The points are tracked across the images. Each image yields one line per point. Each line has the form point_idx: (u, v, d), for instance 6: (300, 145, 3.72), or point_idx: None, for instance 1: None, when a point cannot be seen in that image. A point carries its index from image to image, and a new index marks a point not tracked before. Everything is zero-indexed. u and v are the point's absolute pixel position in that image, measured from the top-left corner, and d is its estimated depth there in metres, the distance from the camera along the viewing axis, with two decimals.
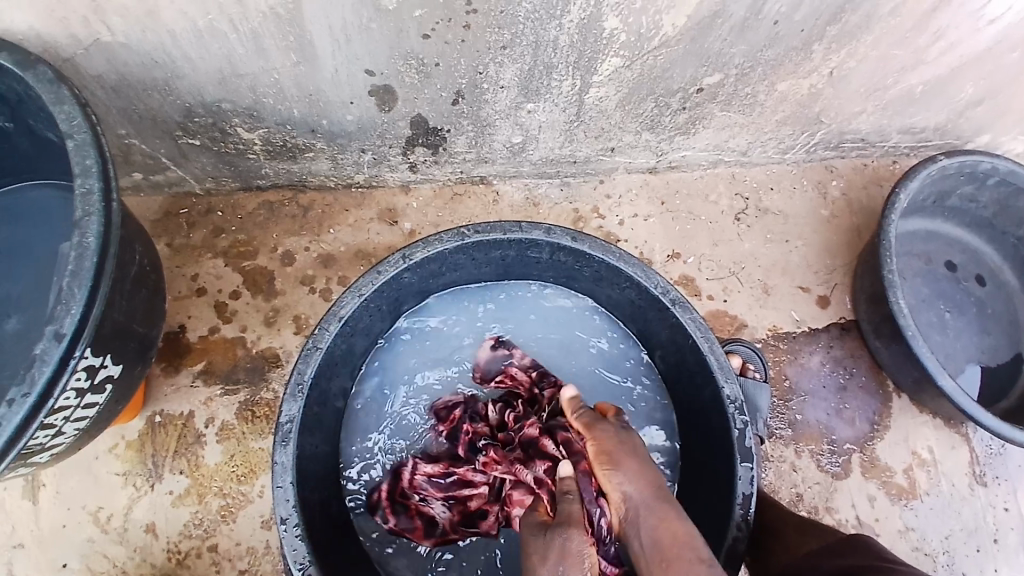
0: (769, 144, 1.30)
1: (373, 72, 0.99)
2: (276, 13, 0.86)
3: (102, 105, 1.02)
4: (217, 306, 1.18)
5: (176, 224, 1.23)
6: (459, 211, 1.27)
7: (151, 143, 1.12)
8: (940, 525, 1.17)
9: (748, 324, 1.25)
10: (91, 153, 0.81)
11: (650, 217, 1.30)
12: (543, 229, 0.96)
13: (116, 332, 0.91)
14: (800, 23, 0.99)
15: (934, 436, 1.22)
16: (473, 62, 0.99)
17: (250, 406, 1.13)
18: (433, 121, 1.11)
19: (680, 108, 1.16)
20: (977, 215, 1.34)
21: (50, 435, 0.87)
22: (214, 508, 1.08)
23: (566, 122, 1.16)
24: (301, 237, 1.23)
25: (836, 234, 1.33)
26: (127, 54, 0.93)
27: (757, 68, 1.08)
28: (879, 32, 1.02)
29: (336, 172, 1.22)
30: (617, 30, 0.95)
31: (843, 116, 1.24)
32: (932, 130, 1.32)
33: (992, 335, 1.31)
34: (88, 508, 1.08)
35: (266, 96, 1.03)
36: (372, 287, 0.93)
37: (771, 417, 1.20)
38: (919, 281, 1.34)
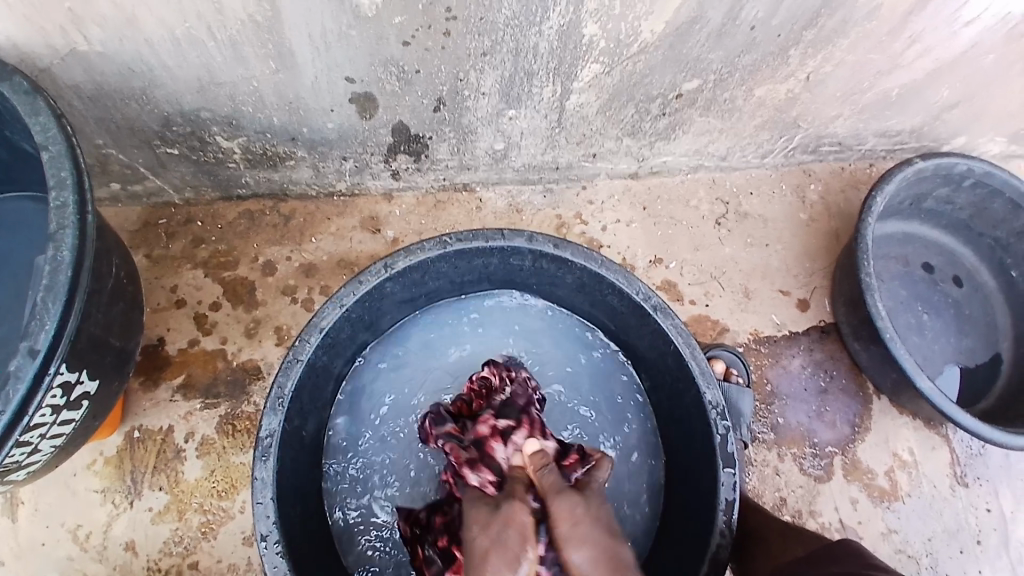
0: (748, 149, 1.32)
1: (354, 78, 0.99)
2: (254, 21, 0.86)
3: (78, 115, 1.01)
4: (196, 318, 1.16)
5: (154, 234, 1.21)
6: (442, 218, 1.27)
7: (129, 153, 1.11)
8: (922, 527, 1.18)
9: (731, 328, 1.26)
10: (66, 164, 0.80)
11: (632, 222, 1.31)
12: (525, 236, 0.96)
13: (92, 346, 0.90)
14: (777, 28, 1.00)
15: (914, 438, 1.24)
16: (454, 69, 0.99)
17: (231, 420, 1.11)
18: (414, 129, 1.11)
19: (660, 113, 1.17)
20: (952, 218, 1.37)
21: (27, 453, 0.85)
22: (194, 524, 1.06)
23: (547, 129, 1.17)
24: (282, 247, 1.22)
25: (815, 238, 1.35)
26: (104, 64, 0.92)
27: (735, 73, 1.09)
28: (855, 36, 1.04)
29: (318, 179, 1.22)
30: (597, 37, 0.96)
31: (821, 121, 1.26)
32: (908, 133, 1.34)
33: (969, 336, 1.33)
34: (67, 525, 1.06)
35: (245, 104, 1.02)
36: (354, 297, 0.93)
37: (754, 421, 1.21)
38: (897, 283, 1.36)
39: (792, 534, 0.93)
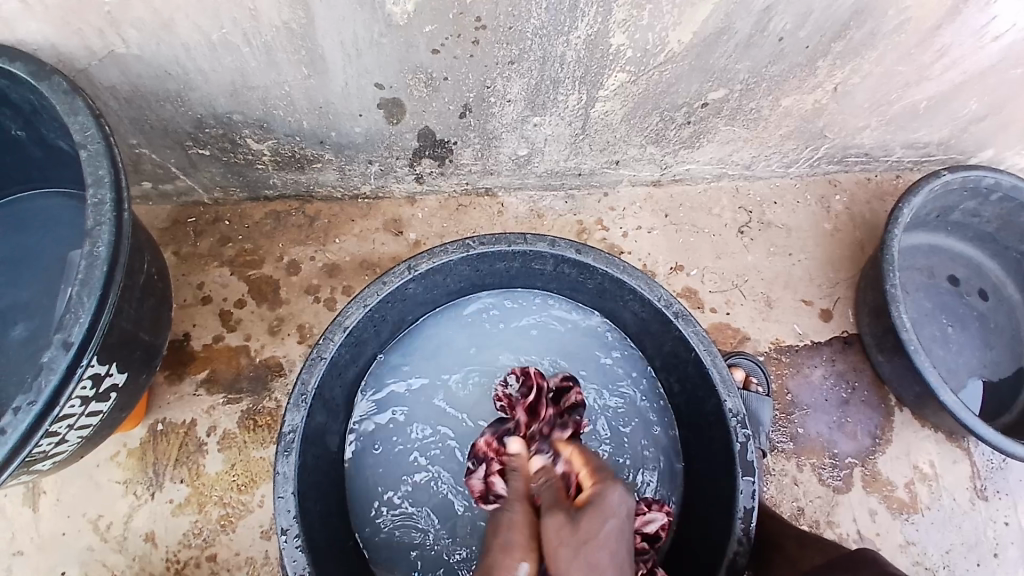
0: (773, 158, 1.31)
1: (383, 85, 1.00)
2: (288, 28, 0.88)
3: (113, 115, 1.04)
4: (222, 315, 1.19)
5: (183, 232, 1.23)
6: (465, 222, 1.28)
7: (161, 152, 1.13)
8: (941, 540, 1.17)
9: (751, 337, 1.26)
10: (104, 164, 0.82)
11: (654, 229, 1.31)
12: (547, 241, 0.97)
13: (123, 341, 0.92)
14: (805, 40, 1.00)
15: (935, 450, 1.22)
16: (481, 76, 1.00)
17: (252, 415, 1.13)
18: (439, 134, 1.13)
19: (685, 122, 1.17)
20: (979, 230, 1.35)
21: (55, 442, 0.88)
22: (214, 517, 1.08)
23: (571, 136, 1.17)
24: (306, 247, 1.23)
25: (838, 248, 1.34)
26: (139, 66, 0.94)
27: (761, 84, 1.09)
28: (884, 48, 1.03)
29: (343, 182, 1.23)
30: (624, 46, 0.96)
31: (847, 131, 1.25)
32: (936, 145, 1.32)
33: (994, 350, 1.32)
34: (88, 516, 1.08)
35: (276, 107, 1.04)
36: (378, 297, 0.94)
37: (773, 430, 1.21)
38: (921, 295, 1.34)
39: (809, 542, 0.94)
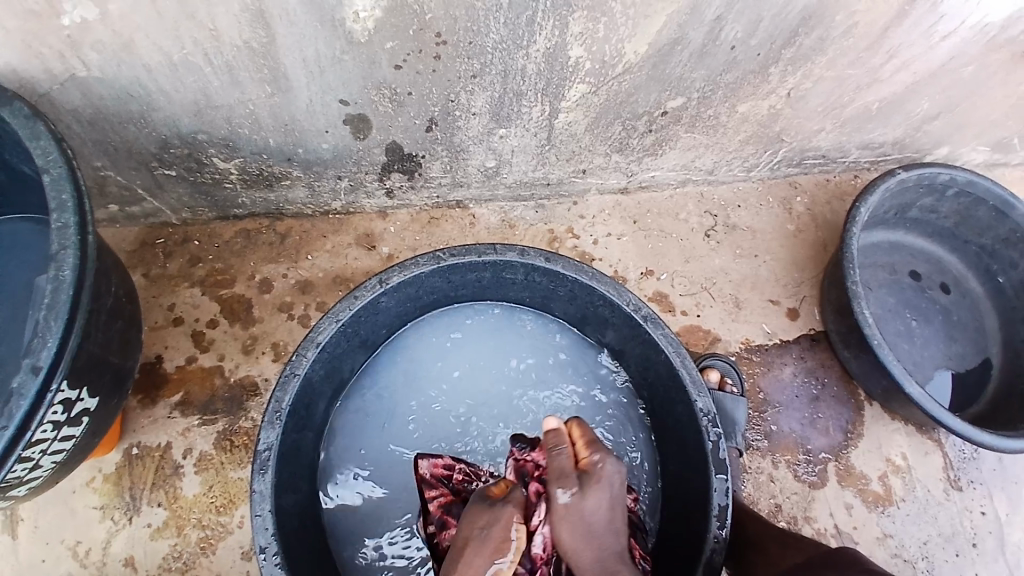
0: (734, 163, 1.35)
1: (348, 101, 1.02)
2: (251, 47, 0.89)
3: (78, 138, 1.03)
4: (194, 335, 1.18)
5: (152, 254, 1.23)
6: (437, 235, 1.29)
7: (126, 174, 1.13)
8: (917, 531, 1.20)
9: (722, 338, 1.29)
10: (67, 187, 0.82)
11: (623, 235, 1.34)
12: (516, 251, 0.98)
13: (92, 364, 0.91)
14: (756, 47, 1.04)
15: (907, 443, 1.26)
16: (445, 90, 1.02)
17: (228, 436, 1.13)
18: (408, 148, 1.14)
19: (647, 130, 1.20)
20: (936, 226, 1.40)
21: (26, 468, 0.86)
22: (193, 540, 1.07)
23: (537, 147, 1.20)
24: (279, 264, 1.24)
25: (802, 248, 1.38)
26: (102, 88, 0.94)
27: (718, 91, 1.13)
28: (833, 53, 1.08)
29: (313, 199, 1.24)
30: (582, 59, 0.99)
31: (804, 135, 1.30)
32: (891, 145, 1.38)
33: (957, 342, 1.36)
34: (66, 541, 1.07)
35: (242, 126, 1.05)
36: (349, 311, 0.94)
37: (747, 429, 1.23)
38: (884, 291, 1.39)
39: (790, 542, 0.96)
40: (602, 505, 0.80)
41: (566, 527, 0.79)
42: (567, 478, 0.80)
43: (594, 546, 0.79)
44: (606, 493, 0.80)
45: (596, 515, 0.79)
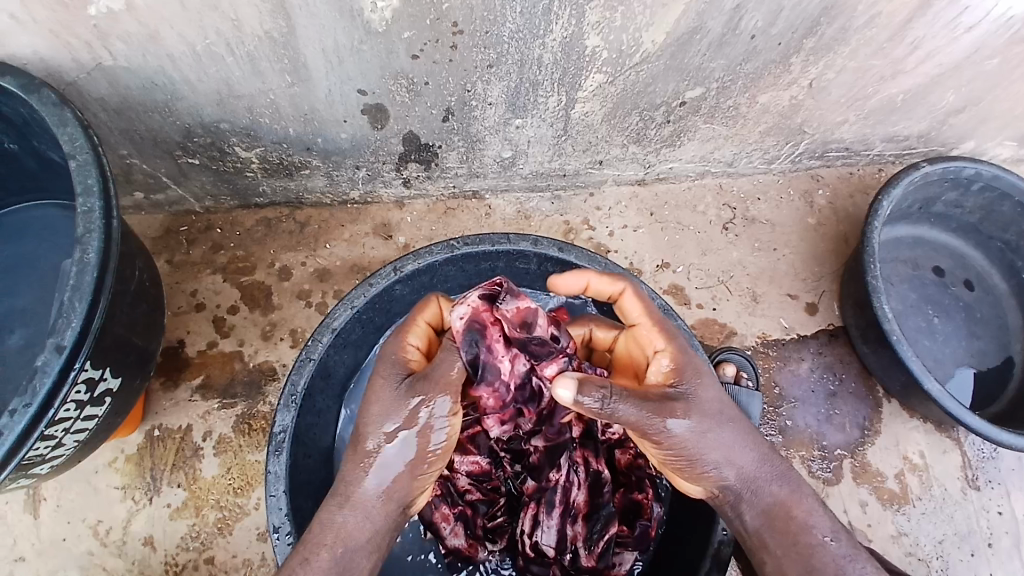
0: (754, 155, 1.34)
1: (366, 91, 1.03)
2: (271, 37, 0.90)
3: (104, 127, 1.06)
4: (215, 321, 1.21)
5: (175, 241, 1.26)
6: (453, 224, 1.30)
7: (151, 162, 1.15)
8: (934, 530, 1.18)
9: (738, 331, 1.28)
10: (93, 173, 0.84)
11: (639, 228, 1.33)
12: (530, 240, 0.99)
13: (116, 345, 0.93)
14: (776, 36, 1.02)
15: (925, 441, 1.24)
16: (461, 80, 1.02)
17: (247, 419, 1.15)
18: (424, 138, 1.15)
19: (664, 121, 1.19)
20: (962, 221, 1.37)
21: (51, 445, 0.89)
22: (211, 520, 1.10)
23: (554, 138, 1.20)
24: (298, 253, 1.26)
25: (823, 242, 1.36)
26: (129, 78, 0.96)
27: (737, 81, 1.11)
28: (855, 43, 1.06)
29: (332, 188, 1.26)
30: (599, 48, 0.99)
31: (826, 126, 1.28)
32: (916, 137, 1.35)
33: (980, 339, 1.33)
34: (88, 521, 1.10)
35: (263, 116, 1.06)
36: (364, 298, 0.95)
37: (762, 423, 1.22)
38: (906, 286, 1.36)
39: None
40: (720, 401, 0.75)
41: (710, 441, 0.73)
42: (668, 405, 0.71)
43: (744, 445, 0.75)
44: (706, 388, 0.74)
45: (724, 417, 0.74)
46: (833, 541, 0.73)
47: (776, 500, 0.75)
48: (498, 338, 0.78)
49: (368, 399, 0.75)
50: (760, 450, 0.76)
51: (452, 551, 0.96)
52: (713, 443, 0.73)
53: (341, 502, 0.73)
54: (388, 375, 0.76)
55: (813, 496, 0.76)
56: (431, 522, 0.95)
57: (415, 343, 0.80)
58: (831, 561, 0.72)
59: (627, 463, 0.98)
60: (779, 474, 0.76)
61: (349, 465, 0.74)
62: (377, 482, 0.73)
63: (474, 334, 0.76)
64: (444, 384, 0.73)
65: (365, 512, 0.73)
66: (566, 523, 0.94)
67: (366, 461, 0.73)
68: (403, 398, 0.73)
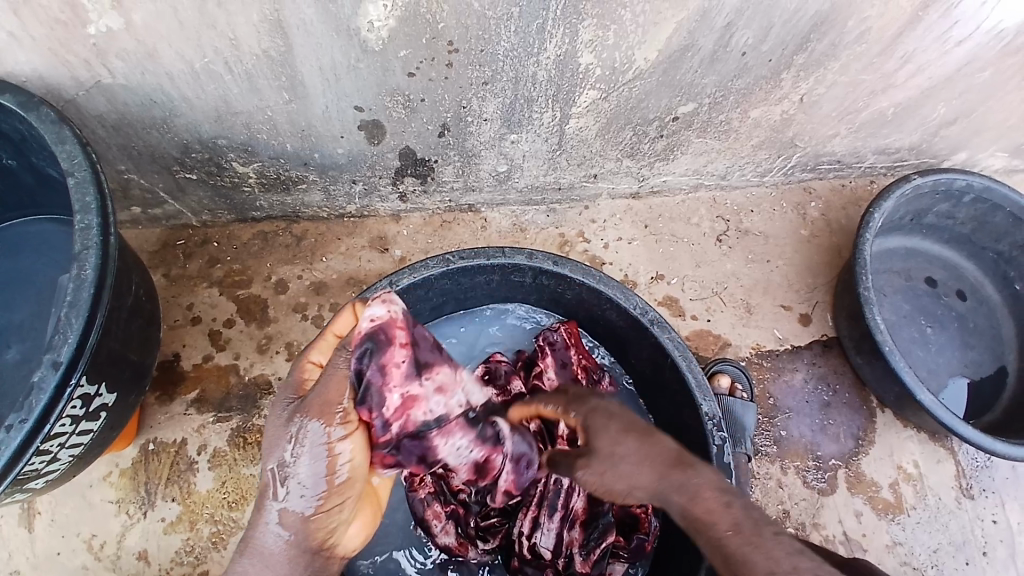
0: (747, 168, 1.35)
1: (362, 107, 1.04)
2: (268, 55, 0.91)
3: (101, 143, 1.07)
4: (211, 335, 1.21)
5: (172, 255, 1.26)
6: (449, 237, 1.31)
7: (149, 177, 1.16)
8: (928, 540, 1.19)
9: (732, 343, 1.29)
10: (90, 190, 0.85)
11: (634, 240, 1.34)
12: (525, 254, 1.00)
13: (112, 360, 0.94)
14: (767, 53, 1.04)
15: (918, 451, 1.25)
16: (457, 97, 1.03)
17: (242, 433, 1.15)
18: (420, 153, 1.16)
19: (658, 135, 1.21)
20: (953, 232, 1.39)
21: (46, 461, 0.89)
22: (206, 534, 1.10)
23: (549, 152, 1.21)
24: (294, 266, 1.26)
25: (816, 253, 1.37)
26: (127, 95, 0.97)
27: (729, 97, 1.13)
28: (845, 59, 1.08)
29: (328, 202, 1.26)
30: (593, 65, 1.00)
31: (818, 140, 1.29)
32: (906, 150, 1.37)
33: (973, 350, 1.35)
34: (82, 535, 1.10)
35: (260, 132, 1.07)
36: None
37: (757, 434, 1.23)
38: (899, 297, 1.38)
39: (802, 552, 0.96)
40: (618, 434, 0.68)
41: (610, 481, 0.68)
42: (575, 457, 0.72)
43: (644, 465, 0.66)
44: (603, 428, 0.70)
45: (622, 446, 0.67)
46: (734, 533, 0.60)
47: (684, 511, 0.63)
48: (400, 361, 0.71)
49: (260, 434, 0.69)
50: (658, 468, 0.65)
51: (442, 549, 0.97)
52: (619, 478, 0.67)
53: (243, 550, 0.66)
54: (280, 403, 0.71)
55: (711, 492, 0.63)
56: (424, 519, 0.96)
57: (316, 360, 0.74)
58: (738, 551, 0.59)
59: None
60: (677, 482, 0.64)
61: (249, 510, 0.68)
62: (275, 526, 0.65)
63: (370, 351, 0.69)
64: (316, 412, 0.67)
65: (265, 557, 0.65)
66: (564, 526, 0.95)
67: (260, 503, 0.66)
68: (288, 419, 0.67)
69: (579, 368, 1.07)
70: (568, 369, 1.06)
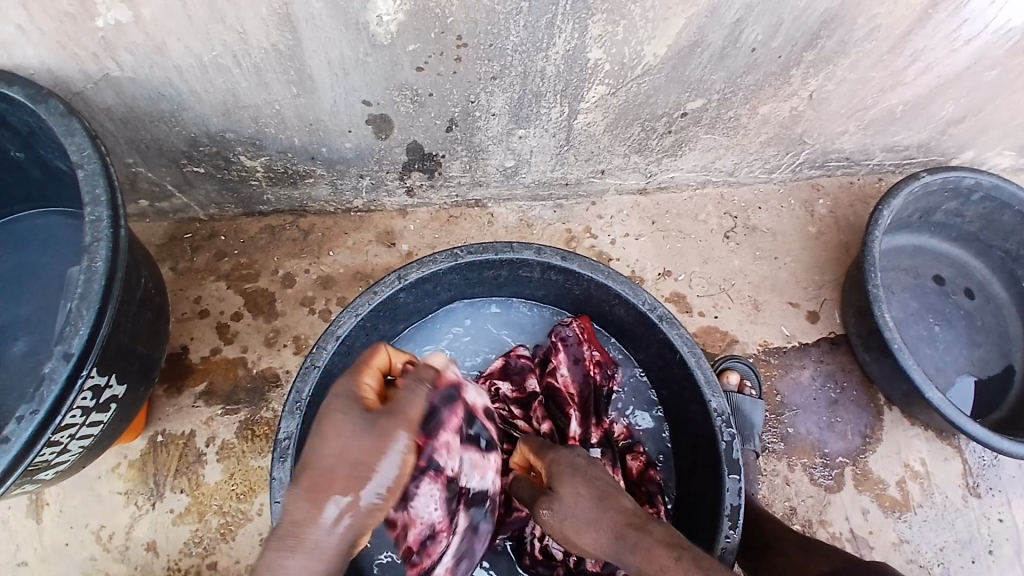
0: (755, 165, 1.34)
1: (370, 102, 1.04)
2: (277, 49, 0.91)
3: (110, 136, 1.07)
4: (219, 328, 1.21)
5: (179, 248, 1.27)
6: (456, 232, 1.31)
7: (157, 170, 1.16)
8: (934, 538, 1.19)
9: (739, 340, 1.28)
10: (100, 183, 0.85)
11: (641, 236, 1.34)
12: (533, 249, 1.00)
13: (121, 352, 0.94)
14: (777, 49, 1.03)
15: (925, 449, 1.24)
16: (465, 92, 1.03)
17: (250, 425, 1.16)
18: (428, 147, 1.16)
19: (666, 131, 1.20)
20: (961, 230, 1.38)
21: (57, 452, 0.90)
22: (214, 526, 1.10)
23: (556, 147, 1.21)
24: (301, 260, 1.26)
25: (823, 251, 1.37)
26: (135, 88, 0.97)
27: (738, 93, 1.12)
28: (855, 55, 1.07)
29: (335, 196, 1.27)
30: (601, 60, 1.00)
31: (826, 137, 1.29)
32: (915, 147, 1.36)
33: (980, 348, 1.34)
34: (91, 526, 1.11)
35: (268, 126, 1.07)
36: (369, 306, 0.96)
37: (764, 432, 1.22)
38: (907, 295, 1.37)
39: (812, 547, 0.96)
40: (579, 495, 0.75)
41: (570, 532, 0.75)
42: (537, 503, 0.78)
43: (599, 526, 0.73)
44: (564, 485, 0.76)
45: (581, 507, 0.74)
46: None
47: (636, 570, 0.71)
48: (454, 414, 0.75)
49: (322, 434, 0.62)
50: (613, 529, 0.72)
51: None
52: (575, 532, 0.74)
53: (290, 547, 0.58)
54: (351, 408, 0.63)
55: (663, 548, 0.70)
56: None
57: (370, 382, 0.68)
58: None
59: (639, 472, 1.07)
60: (634, 545, 0.71)
61: (294, 499, 0.59)
62: (333, 531, 0.59)
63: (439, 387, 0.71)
64: (408, 425, 0.64)
65: (311, 559, 0.59)
66: None
67: (320, 497, 0.59)
68: (375, 436, 0.62)
69: (593, 364, 1.10)
70: (580, 365, 1.10)
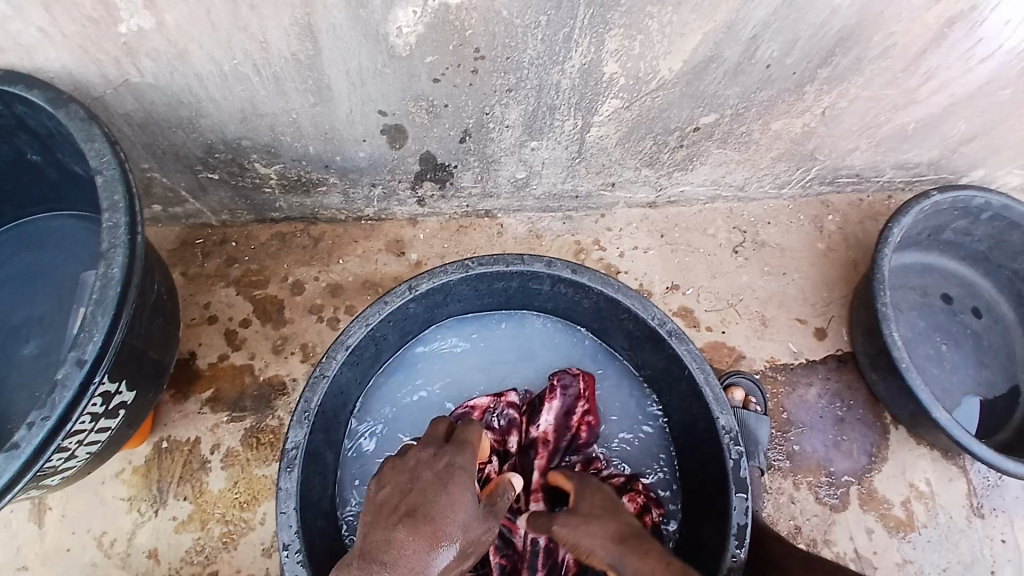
0: (765, 180, 1.35)
1: (386, 112, 1.04)
2: (297, 59, 0.92)
3: (127, 141, 1.08)
4: (227, 334, 1.21)
5: (191, 253, 1.27)
6: (465, 243, 1.31)
7: (172, 176, 1.17)
8: (938, 559, 1.18)
9: (747, 355, 1.28)
10: (119, 189, 0.85)
11: (650, 249, 1.34)
12: (544, 261, 1.00)
13: (133, 357, 0.94)
14: (791, 66, 1.04)
15: (931, 469, 1.24)
16: (480, 103, 1.04)
17: (256, 433, 1.15)
18: (441, 158, 1.16)
19: (678, 146, 1.21)
20: (969, 249, 1.38)
21: (65, 458, 0.89)
22: (216, 534, 1.10)
23: (568, 160, 1.21)
24: (310, 268, 1.27)
25: (832, 267, 1.36)
26: (155, 94, 0.98)
27: (752, 109, 1.13)
28: (869, 73, 1.07)
29: (347, 205, 1.27)
30: (617, 75, 1.01)
31: (837, 153, 1.29)
32: (925, 165, 1.36)
33: (986, 368, 1.34)
34: (92, 532, 1.10)
35: (284, 134, 1.08)
36: (379, 315, 0.96)
37: (769, 449, 1.22)
38: (914, 313, 1.37)
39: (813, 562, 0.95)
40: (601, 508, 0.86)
41: (580, 532, 0.82)
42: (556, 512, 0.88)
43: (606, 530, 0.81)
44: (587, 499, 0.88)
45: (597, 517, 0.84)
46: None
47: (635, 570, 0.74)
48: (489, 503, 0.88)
49: (451, 496, 0.73)
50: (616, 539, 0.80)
51: None
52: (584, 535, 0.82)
53: None
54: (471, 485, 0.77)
55: (657, 553, 0.75)
56: None
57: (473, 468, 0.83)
58: None
59: None
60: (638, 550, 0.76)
61: (416, 539, 0.68)
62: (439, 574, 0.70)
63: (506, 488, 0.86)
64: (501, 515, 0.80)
65: None
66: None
67: (437, 547, 0.69)
68: (483, 520, 0.77)
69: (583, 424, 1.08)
70: (569, 417, 1.08)
